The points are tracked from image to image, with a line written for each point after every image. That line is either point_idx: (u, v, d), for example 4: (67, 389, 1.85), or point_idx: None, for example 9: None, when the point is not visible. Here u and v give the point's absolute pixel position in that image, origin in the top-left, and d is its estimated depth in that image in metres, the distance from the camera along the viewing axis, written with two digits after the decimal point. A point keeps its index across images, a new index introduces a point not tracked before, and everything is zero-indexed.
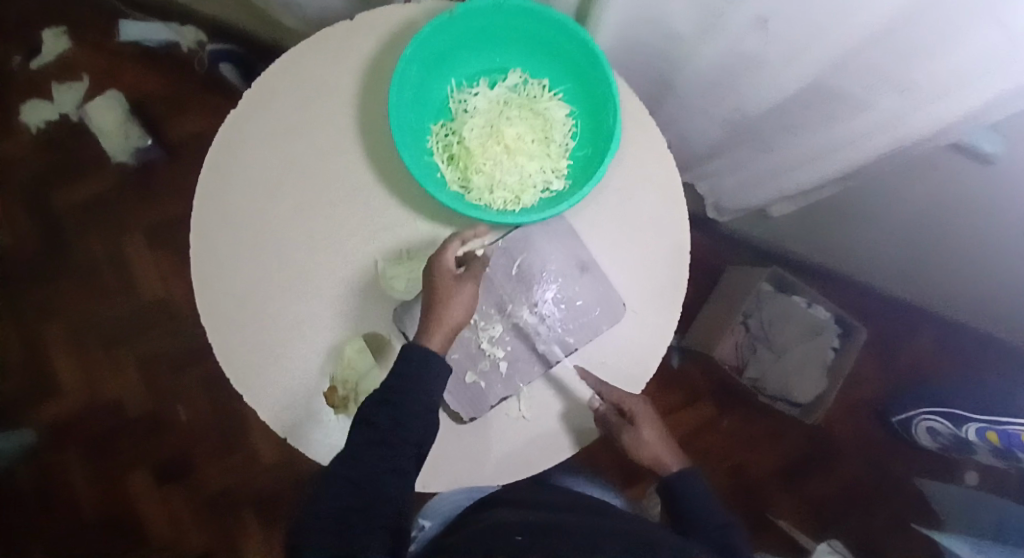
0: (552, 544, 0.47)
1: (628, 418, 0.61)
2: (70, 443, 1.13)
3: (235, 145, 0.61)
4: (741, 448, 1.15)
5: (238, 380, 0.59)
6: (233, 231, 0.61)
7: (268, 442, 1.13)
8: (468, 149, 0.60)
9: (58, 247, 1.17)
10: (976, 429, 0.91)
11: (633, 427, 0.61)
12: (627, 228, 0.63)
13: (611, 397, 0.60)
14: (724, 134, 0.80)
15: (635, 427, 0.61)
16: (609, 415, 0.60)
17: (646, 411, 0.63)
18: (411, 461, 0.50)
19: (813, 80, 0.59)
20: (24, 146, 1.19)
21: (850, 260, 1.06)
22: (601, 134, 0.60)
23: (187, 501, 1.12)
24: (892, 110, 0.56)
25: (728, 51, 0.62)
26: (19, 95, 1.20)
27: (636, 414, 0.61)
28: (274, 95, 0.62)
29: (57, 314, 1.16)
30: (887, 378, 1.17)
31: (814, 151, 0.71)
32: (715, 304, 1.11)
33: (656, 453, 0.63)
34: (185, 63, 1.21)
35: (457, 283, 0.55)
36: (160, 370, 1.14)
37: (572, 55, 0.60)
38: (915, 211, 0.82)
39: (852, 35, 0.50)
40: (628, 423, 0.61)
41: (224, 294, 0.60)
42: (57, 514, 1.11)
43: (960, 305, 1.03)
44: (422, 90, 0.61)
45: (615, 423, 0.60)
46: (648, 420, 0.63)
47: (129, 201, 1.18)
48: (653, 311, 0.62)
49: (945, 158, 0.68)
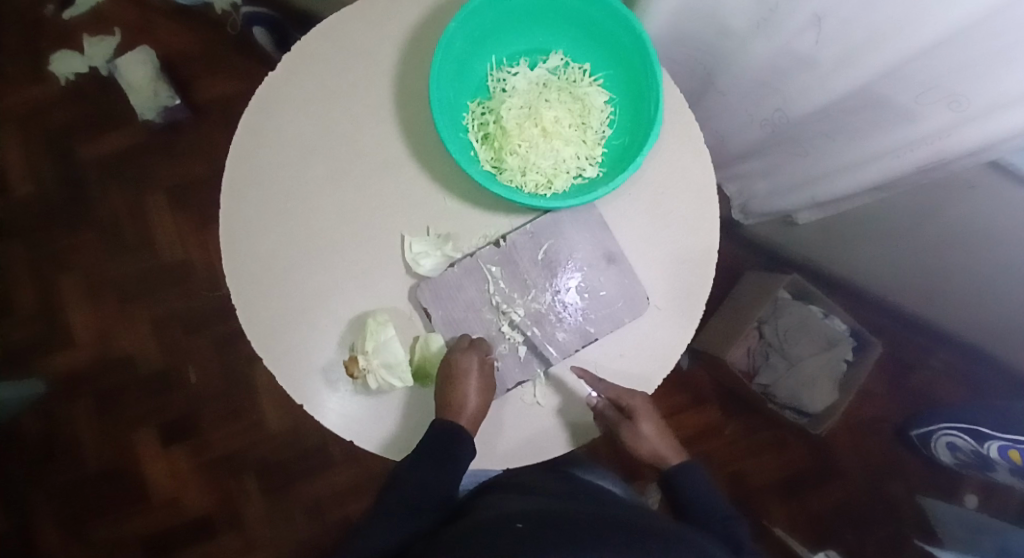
0: (552, 535, 0.46)
1: (626, 413, 0.60)
2: (77, 395, 1.13)
3: (271, 109, 0.61)
4: (744, 454, 1.15)
5: (259, 342, 0.59)
6: (265, 192, 0.60)
7: (273, 408, 1.13)
8: (503, 128, 0.59)
9: (79, 202, 1.18)
10: (997, 447, 0.90)
11: (631, 423, 0.60)
12: (657, 221, 0.62)
13: (604, 403, 0.59)
14: (763, 134, 0.79)
15: (634, 423, 0.60)
16: (607, 412, 0.59)
17: (647, 407, 0.61)
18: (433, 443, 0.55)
19: (861, 86, 0.58)
20: (53, 97, 1.19)
21: (871, 275, 1.05)
22: (640, 125, 0.60)
23: (190, 461, 1.13)
24: (940, 125, 0.55)
25: (780, 49, 0.61)
26: (52, 45, 1.20)
27: (637, 410, 0.60)
28: (316, 59, 0.62)
29: (74, 266, 1.16)
30: (896, 395, 1.16)
31: (852, 159, 0.69)
32: (731, 309, 1.11)
33: (656, 448, 0.63)
34: (219, 24, 1.20)
35: (479, 389, 0.56)
36: (172, 330, 1.15)
37: (619, 40, 0.59)
38: (946, 231, 0.81)
39: (910, 46, 0.48)
40: (627, 419, 0.59)
41: (251, 255, 0.60)
42: (62, 463, 1.13)
43: (979, 328, 1.02)
44: (462, 65, 0.60)
45: (613, 419, 0.59)
46: (648, 417, 0.61)
47: (153, 161, 1.18)
48: (676, 307, 0.62)
49: (984, 179, 0.66)
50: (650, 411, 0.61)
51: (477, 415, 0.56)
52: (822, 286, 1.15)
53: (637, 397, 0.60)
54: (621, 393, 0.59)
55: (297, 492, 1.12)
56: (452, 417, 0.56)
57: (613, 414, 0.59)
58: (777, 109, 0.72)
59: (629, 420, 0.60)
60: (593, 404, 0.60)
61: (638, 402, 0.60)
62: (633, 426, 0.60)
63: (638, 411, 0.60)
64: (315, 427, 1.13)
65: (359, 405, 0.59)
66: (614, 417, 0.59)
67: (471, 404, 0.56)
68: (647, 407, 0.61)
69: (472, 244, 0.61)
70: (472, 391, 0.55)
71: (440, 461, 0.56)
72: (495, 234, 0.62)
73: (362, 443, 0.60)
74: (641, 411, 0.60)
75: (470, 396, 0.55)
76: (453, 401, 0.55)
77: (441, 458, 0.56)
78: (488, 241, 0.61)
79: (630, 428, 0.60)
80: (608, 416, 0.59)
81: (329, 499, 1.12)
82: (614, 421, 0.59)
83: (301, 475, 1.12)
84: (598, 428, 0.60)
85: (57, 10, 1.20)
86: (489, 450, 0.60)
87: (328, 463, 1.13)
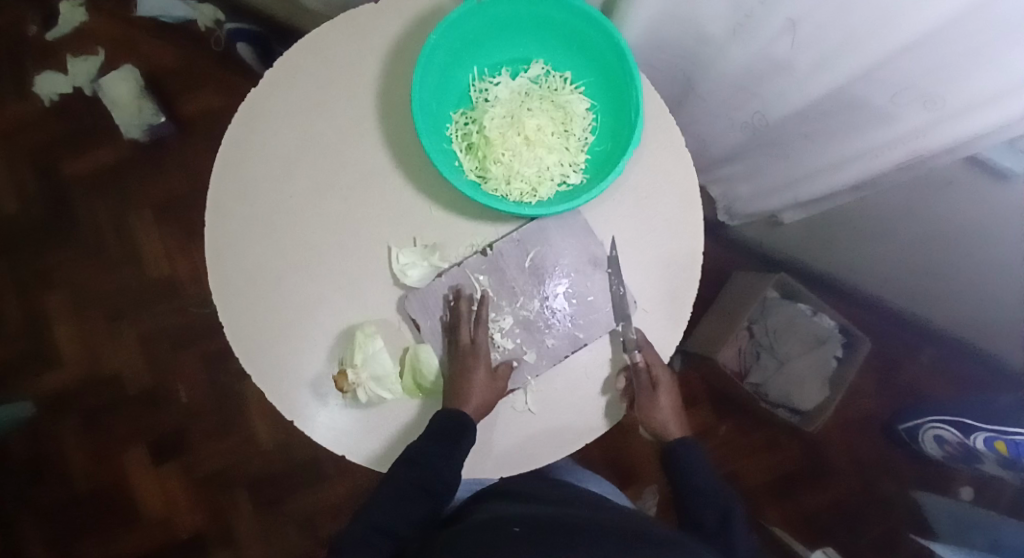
0: (548, 539, 0.46)
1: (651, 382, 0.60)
2: (65, 416, 1.12)
3: (254, 125, 0.61)
4: (739, 454, 1.15)
5: (246, 358, 0.59)
6: (248, 207, 0.60)
7: (266, 423, 1.13)
8: (487, 138, 0.60)
9: (65, 220, 1.17)
10: (983, 438, 0.91)
11: (652, 392, 0.61)
12: (643, 225, 0.62)
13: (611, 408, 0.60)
14: (745, 137, 0.80)
15: (654, 393, 0.61)
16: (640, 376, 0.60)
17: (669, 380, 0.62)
18: (436, 451, 0.55)
19: (838, 88, 0.59)
20: (36, 116, 1.19)
21: (858, 272, 1.06)
22: (621, 131, 0.60)
23: (182, 479, 1.12)
24: (917, 124, 0.56)
25: (756, 53, 0.62)
26: (34, 65, 1.19)
27: (660, 380, 0.60)
28: (297, 74, 0.62)
29: (61, 286, 1.15)
30: (888, 391, 1.17)
31: (832, 160, 0.70)
32: (720, 310, 1.11)
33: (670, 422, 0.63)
34: (202, 40, 1.20)
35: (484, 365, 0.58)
36: (160, 347, 1.14)
37: (600, 48, 0.60)
38: (929, 228, 0.82)
39: (884, 48, 0.49)
40: (648, 390, 0.60)
41: (236, 271, 0.60)
42: (50, 486, 1.11)
43: (965, 322, 1.03)
44: (444, 77, 0.61)
45: (642, 383, 0.60)
46: (667, 391, 0.62)
47: (139, 178, 1.18)
48: (664, 311, 0.62)
49: (963, 175, 0.67)
50: (669, 387, 0.62)
51: (483, 406, 0.57)
52: (811, 286, 1.16)
53: (661, 370, 0.61)
54: (646, 366, 0.60)
55: (288, 507, 1.11)
56: (465, 409, 0.56)
57: (644, 378, 0.60)
58: (757, 112, 0.73)
59: (650, 389, 0.60)
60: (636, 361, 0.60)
61: (663, 372, 0.61)
62: (651, 395, 0.61)
63: (660, 382, 0.61)
64: (307, 443, 1.12)
65: (349, 418, 0.60)
66: (644, 381, 0.60)
67: (474, 397, 0.56)
68: (669, 380, 0.61)
69: (459, 253, 0.61)
70: (480, 362, 0.58)
71: (446, 466, 0.56)
72: (481, 243, 0.62)
73: (353, 456, 0.60)
74: (663, 380, 0.61)
75: (475, 391, 0.56)
76: (461, 402, 0.56)
77: (450, 464, 0.56)
78: (474, 250, 0.61)
79: (649, 396, 0.60)
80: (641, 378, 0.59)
81: (321, 514, 1.11)
82: (641, 385, 0.60)
83: (292, 491, 1.12)
84: (625, 400, 0.61)
85: (39, 30, 1.20)
86: (483, 448, 0.61)
87: (321, 478, 1.12)
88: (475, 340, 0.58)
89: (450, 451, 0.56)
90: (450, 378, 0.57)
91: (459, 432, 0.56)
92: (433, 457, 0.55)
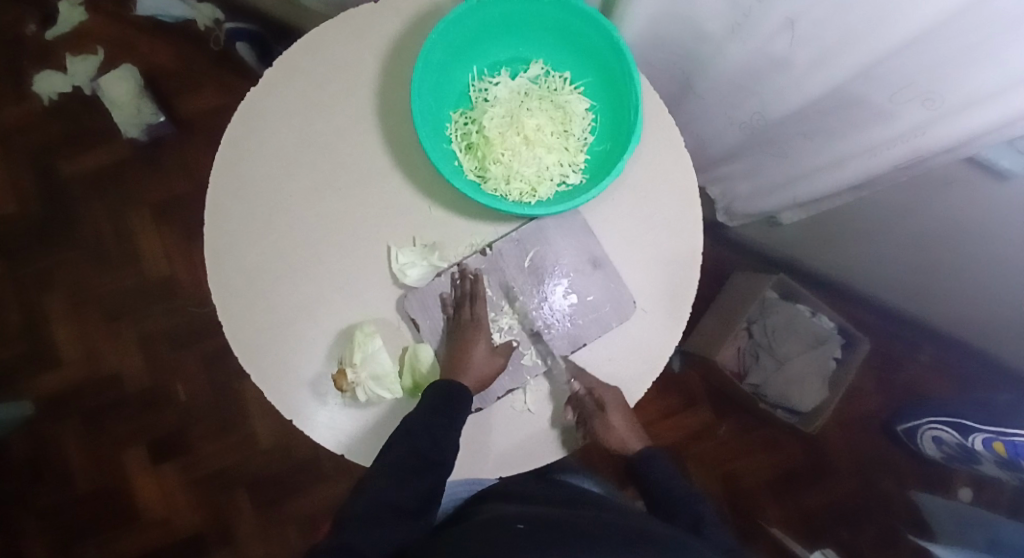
0: (547, 539, 0.46)
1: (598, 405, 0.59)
2: (65, 417, 1.12)
3: (254, 124, 0.61)
4: (738, 453, 1.15)
5: (245, 357, 0.59)
6: (247, 206, 0.60)
7: (266, 423, 1.13)
8: (486, 138, 0.60)
9: (64, 220, 1.17)
10: (982, 439, 0.91)
11: (601, 416, 0.59)
12: (643, 224, 0.63)
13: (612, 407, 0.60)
14: (744, 136, 0.80)
15: (604, 417, 0.59)
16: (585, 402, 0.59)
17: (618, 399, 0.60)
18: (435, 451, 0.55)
19: (837, 87, 0.59)
20: (35, 116, 1.19)
21: (857, 272, 1.06)
22: (621, 131, 0.60)
23: (181, 479, 1.12)
24: (915, 122, 0.56)
25: (754, 52, 0.62)
26: (33, 64, 1.19)
27: (608, 403, 0.59)
28: (296, 73, 0.62)
29: (60, 286, 1.15)
30: (887, 391, 1.17)
31: (831, 159, 0.70)
32: (718, 310, 1.11)
33: None
34: (201, 40, 1.20)
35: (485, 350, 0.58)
36: (158, 346, 1.14)
37: (599, 48, 0.60)
38: (927, 227, 0.82)
39: (882, 46, 0.49)
40: (598, 413, 0.59)
41: (236, 270, 0.60)
42: (50, 486, 1.11)
43: (964, 322, 1.03)
44: (444, 76, 0.61)
45: (589, 408, 0.59)
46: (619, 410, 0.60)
47: (138, 178, 1.18)
48: (663, 311, 0.62)
49: (962, 175, 0.67)
50: (621, 407, 0.60)
51: None
52: (810, 286, 1.16)
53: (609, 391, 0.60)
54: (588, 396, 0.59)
55: (288, 508, 1.11)
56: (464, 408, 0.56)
57: (589, 404, 0.59)
58: (756, 111, 0.73)
59: (599, 413, 0.59)
60: (575, 390, 0.60)
61: (608, 395, 0.59)
62: (604, 419, 0.59)
63: (608, 404, 0.59)
64: (306, 443, 1.12)
65: (349, 417, 0.60)
66: (590, 405, 0.59)
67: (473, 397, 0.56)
68: (618, 401, 0.60)
69: (458, 252, 0.61)
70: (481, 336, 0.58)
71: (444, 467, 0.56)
72: (481, 243, 0.62)
73: (352, 455, 0.60)
74: (610, 401, 0.59)
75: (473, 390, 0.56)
76: (460, 402, 0.56)
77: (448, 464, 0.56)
78: (474, 249, 0.61)
79: (601, 421, 0.59)
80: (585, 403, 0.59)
81: (320, 514, 1.11)
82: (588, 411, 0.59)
83: (292, 490, 1.12)
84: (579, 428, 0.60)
85: (37, 29, 1.19)
86: (484, 449, 0.61)
87: (321, 478, 1.12)
88: (475, 315, 0.59)
89: (448, 449, 0.55)
90: (449, 377, 0.57)
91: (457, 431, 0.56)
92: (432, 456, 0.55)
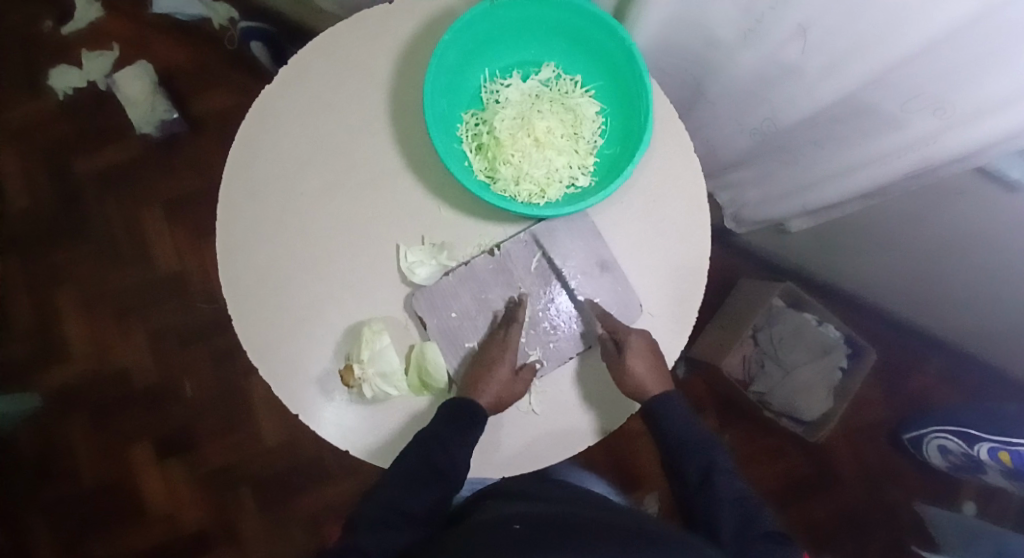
0: (549, 537, 0.46)
1: (620, 349, 0.59)
2: (71, 409, 1.13)
3: (267, 122, 0.62)
4: (743, 462, 1.14)
5: (254, 352, 0.59)
6: (260, 203, 0.61)
7: (270, 420, 1.13)
8: (497, 139, 0.60)
9: (76, 215, 1.18)
10: (988, 449, 0.91)
11: (620, 358, 0.58)
12: (651, 228, 0.63)
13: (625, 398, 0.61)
14: (753, 143, 0.80)
15: (624, 359, 0.58)
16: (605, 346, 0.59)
17: (642, 344, 0.59)
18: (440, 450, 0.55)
19: (848, 95, 0.59)
20: (50, 111, 1.20)
21: (864, 281, 1.06)
22: (630, 135, 0.61)
23: (185, 474, 1.12)
24: (926, 131, 0.56)
25: (766, 59, 0.62)
26: (50, 60, 1.21)
27: (630, 344, 0.58)
28: (309, 71, 0.62)
29: (71, 280, 1.16)
30: (893, 402, 1.16)
31: (841, 167, 0.70)
32: (724, 317, 1.11)
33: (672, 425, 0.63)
34: (216, 39, 1.21)
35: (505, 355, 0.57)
36: (166, 341, 1.15)
37: (610, 52, 0.60)
38: (936, 237, 0.82)
39: (894, 55, 0.50)
40: (618, 355, 0.58)
41: (246, 266, 0.60)
42: (54, 479, 1.12)
43: (972, 333, 1.03)
44: (456, 78, 0.61)
45: (611, 353, 0.59)
46: (642, 356, 0.58)
47: (150, 174, 1.19)
48: (669, 315, 0.62)
49: (972, 185, 0.67)
50: (646, 353, 0.59)
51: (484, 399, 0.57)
52: (818, 294, 1.16)
53: (634, 334, 0.59)
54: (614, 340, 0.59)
55: (290, 505, 1.12)
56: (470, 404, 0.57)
57: (610, 347, 0.59)
58: (766, 118, 0.73)
59: (620, 356, 0.58)
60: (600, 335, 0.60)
61: (633, 337, 0.59)
62: (625, 361, 0.58)
63: (629, 347, 0.58)
64: (310, 440, 1.13)
65: (356, 415, 0.60)
66: (612, 351, 0.59)
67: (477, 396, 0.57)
68: (644, 345, 0.59)
69: (466, 252, 0.62)
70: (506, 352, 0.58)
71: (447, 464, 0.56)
72: (489, 243, 0.62)
73: (359, 453, 0.60)
74: (633, 345, 0.58)
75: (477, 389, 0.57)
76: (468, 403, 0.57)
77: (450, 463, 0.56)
78: (482, 250, 0.62)
79: (618, 364, 0.58)
80: (606, 348, 0.59)
81: (324, 512, 1.11)
82: (610, 355, 0.59)
83: (296, 488, 1.12)
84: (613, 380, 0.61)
85: (54, 26, 1.21)
86: (491, 450, 0.61)
87: (324, 476, 1.12)
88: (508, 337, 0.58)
89: (450, 445, 0.55)
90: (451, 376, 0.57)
91: (459, 426, 0.56)
92: (436, 457, 0.55)
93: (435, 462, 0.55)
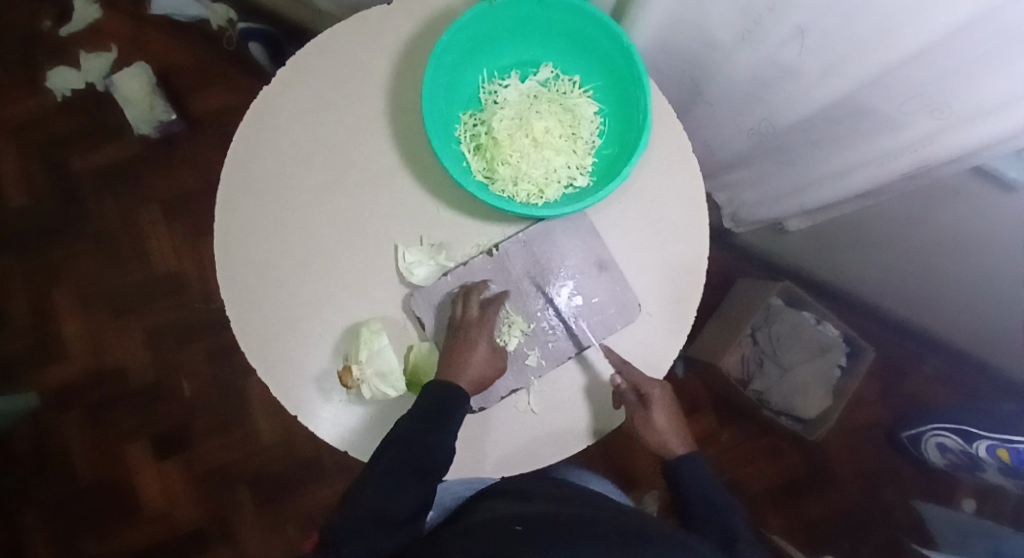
0: (548, 537, 0.46)
1: (643, 400, 0.60)
2: (68, 408, 1.13)
3: (266, 122, 0.62)
4: (741, 460, 1.15)
5: (252, 353, 0.59)
6: (258, 204, 0.61)
7: (268, 419, 1.13)
8: (495, 140, 0.60)
9: (74, 214, 1.18)
10: (986, 447, 0.91)
11: (644, 411, 0.60)
12: (650, 228, 0.63)
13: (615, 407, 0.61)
14: (752, 143, 0.80)
15: (648, 412, 0.60)
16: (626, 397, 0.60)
17: (664, 396, 0.61)
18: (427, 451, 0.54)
19: (845, 96, 0.59)
20: (48, 111, 1.20)
21: (862, 282, 1.06)
22: (629, 135, 0.61)
23: (183, 473, 1.12)
24: (923, 132, 0.56)
25: (764, 60, 0.62)
26: (48, 60, 1.20)
27: (654, 398, 0.60)
28: (307, 72, 0.62)
29: (68, 279, 1.16)
30: (891, 401, 1.16)
31: (838, 167, 0.71)
32: (722, 317, 1.11)
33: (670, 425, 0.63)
34: (215, 39, 1.21)
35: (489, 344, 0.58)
36: (164, 340, 1.14)
37: (608, 52, 0.60)
38: (934, 238, 0.82)
39: (891, 56, 0.50)
40: (642, 406, 0.60)
41: (245, 266, 0.60)
42: (51, 477, 1.12)
43: (970, 333, 1.03)
44: (454, 78, 0.61)
45: (631, 403, 0.60)
46: (663, 408, 0.61)
47: (148, 174, 1.19)
48: (668, 315, 0.63)
49: (970, 185, 0.67)
50: (665, 403, 0.61)
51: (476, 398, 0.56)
52: (816, 294, 1.16)
53: (656, 387, 0.60)
54: (642, 379, 0.60)
55: (288, 505, 1.12)
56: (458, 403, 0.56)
57: (630, 398, 0.60)
58: (764, 118, 0.73)
59: (643, 407, 0.60)
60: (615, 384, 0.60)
61: (657, 390, 0.60)
62: (648, 414, 0.60)
63: (653, 400, 0.60)
64: (308, 440, 1.13)
65: (353, 414, 0.60)
66: (632, 401, 0.60)
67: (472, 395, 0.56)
68: (664, 396, 0.61)
69: (465, 252, 0.62)
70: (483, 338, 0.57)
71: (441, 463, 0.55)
72: (488, 243, 0.62)
73: (357, 452, 0.60)
74: (656, 400, 0.60)
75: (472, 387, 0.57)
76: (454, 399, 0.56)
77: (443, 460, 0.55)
78: (480, 250, 0.62)
79: (644, 415, 0.60)
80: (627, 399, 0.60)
81: (321, 511, 1.11)
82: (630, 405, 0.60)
83: (294, 487, 1.12)
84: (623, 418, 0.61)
85: (52, 26, 1.21)
86: (491, 450, 0.61)
87: (322, 475, 1.12)
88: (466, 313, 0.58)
89: (442, 445, 0.55)
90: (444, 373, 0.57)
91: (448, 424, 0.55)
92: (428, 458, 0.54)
93: (429, 463, 0.54)
